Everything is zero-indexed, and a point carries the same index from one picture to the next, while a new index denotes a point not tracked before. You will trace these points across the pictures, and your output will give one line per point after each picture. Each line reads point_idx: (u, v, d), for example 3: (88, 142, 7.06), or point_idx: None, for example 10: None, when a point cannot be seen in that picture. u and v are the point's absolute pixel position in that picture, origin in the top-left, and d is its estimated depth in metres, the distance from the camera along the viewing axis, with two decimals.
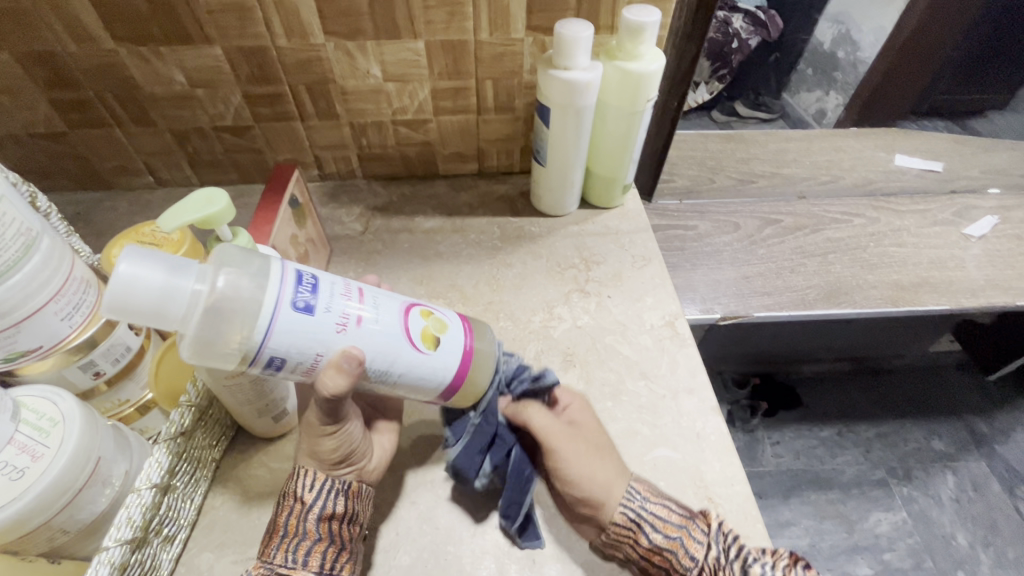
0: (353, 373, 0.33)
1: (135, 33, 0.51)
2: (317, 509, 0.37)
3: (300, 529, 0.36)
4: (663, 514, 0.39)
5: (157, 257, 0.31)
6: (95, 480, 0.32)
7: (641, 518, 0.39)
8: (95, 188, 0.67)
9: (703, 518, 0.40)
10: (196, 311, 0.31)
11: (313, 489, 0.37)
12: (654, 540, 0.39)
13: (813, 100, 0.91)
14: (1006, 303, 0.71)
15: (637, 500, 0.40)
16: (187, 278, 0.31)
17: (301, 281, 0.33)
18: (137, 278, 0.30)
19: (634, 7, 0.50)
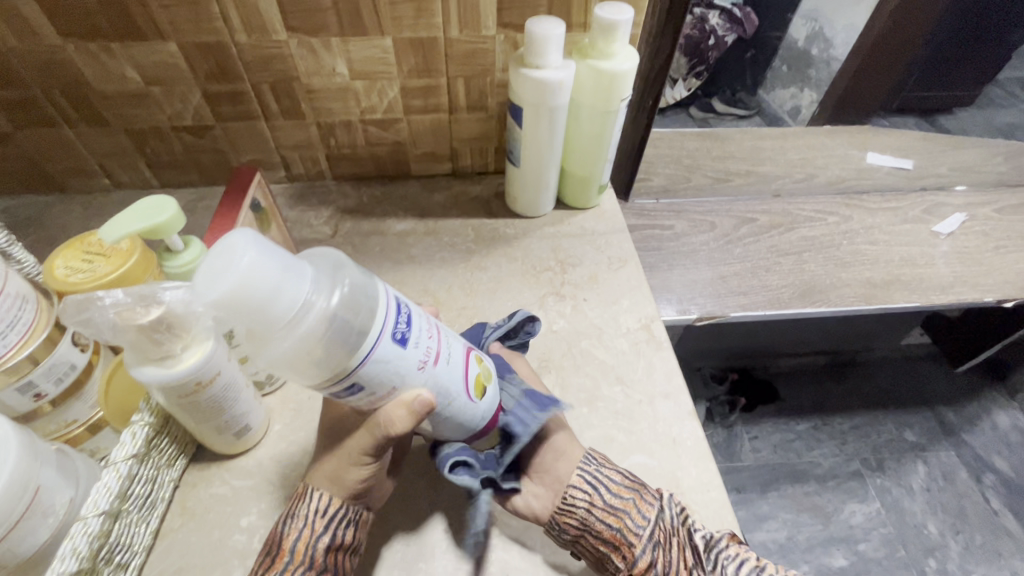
0: (421, 414, 0.31)
1: (83, 27, 0.48)
2: (327, 540, 0.35)
3: (306, 557, 0.34)
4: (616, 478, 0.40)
5: (273, 252, 0.27)
6: (34, 509, 0.30)
7: (597, 479, 0.40)
8: (46, 191, 0.63)
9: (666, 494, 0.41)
10: (302, 324, 0.27)
11: (325, 516, 0.36)
12: (615, 488, 0.39)
13: (788, 96, 0.87)
14: (974, 299, 0.72)
15: (595, 465, 0.40)
16: (303, 284, 0.27)
17: (400, 315, 0.30)
18: (256, 275, 0.26)
19: (607, 4, 0.49)
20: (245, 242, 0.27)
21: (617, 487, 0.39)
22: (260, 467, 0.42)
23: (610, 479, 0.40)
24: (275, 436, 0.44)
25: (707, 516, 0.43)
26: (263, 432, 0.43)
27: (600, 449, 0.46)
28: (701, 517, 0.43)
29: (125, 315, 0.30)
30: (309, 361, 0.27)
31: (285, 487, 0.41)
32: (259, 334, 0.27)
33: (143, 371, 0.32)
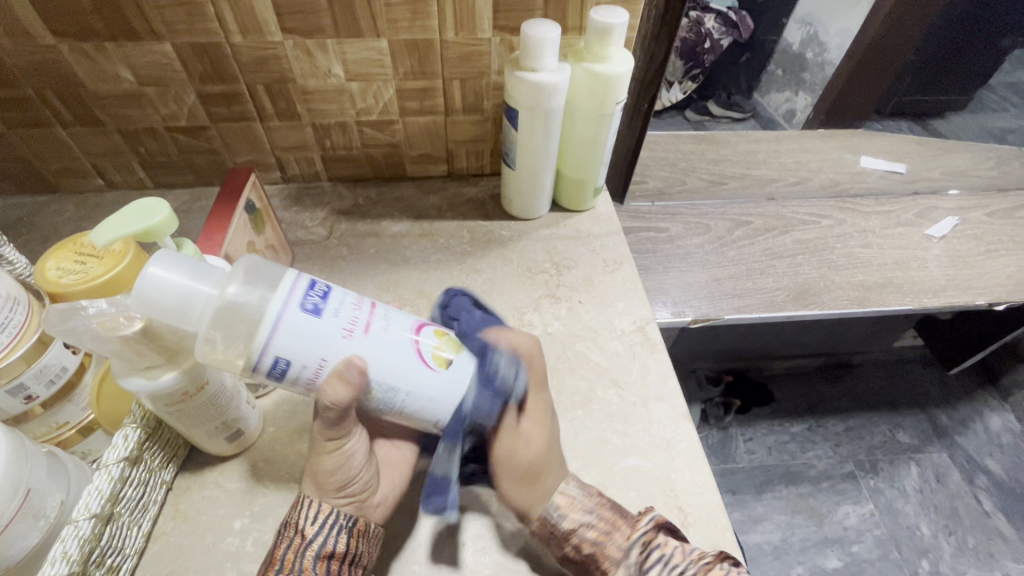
0: (354, 382, 0.33)
1: (77, 27, 0.48)
2: (316, 546, 0.35)
3: (296, 566, 0.34)
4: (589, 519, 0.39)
5: (182, 261, 0.32)
6: (26, 512, 0.30)
7: (574, 503, 0.39)
8: (40, 191, 0.63)
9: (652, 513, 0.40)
10: (211, 312, 0.31)
11: (315, 523, 0.36)
12: (589, 518, 0.39)
13: (783, 100, 0.86)
14: (966, 301, 0.73)
15: (574, 492, 0.40)
16: (207, 282, 0.31)
17: (315, 291, 0.32)
18: (161, 281, 0.30)
19: (601, 8, 0.49)
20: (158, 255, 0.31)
21: (591, 526, 0.39)
22: (253, 470, 0.42)
23: (582, 505, 0.39)
24: (269, 439, 0.44)
25: (700, 518, 0.43)
26: (256, 435, 0.43)
27: (594, 452, 0.46)
28: (694, 519, 0.43)
29: (107, 324, 0.30)
30: (233, 341, 0.31)
31: (278, 490, 0.41)
32: (194, 334, 0.31)
33: (130, 380, 0.32)
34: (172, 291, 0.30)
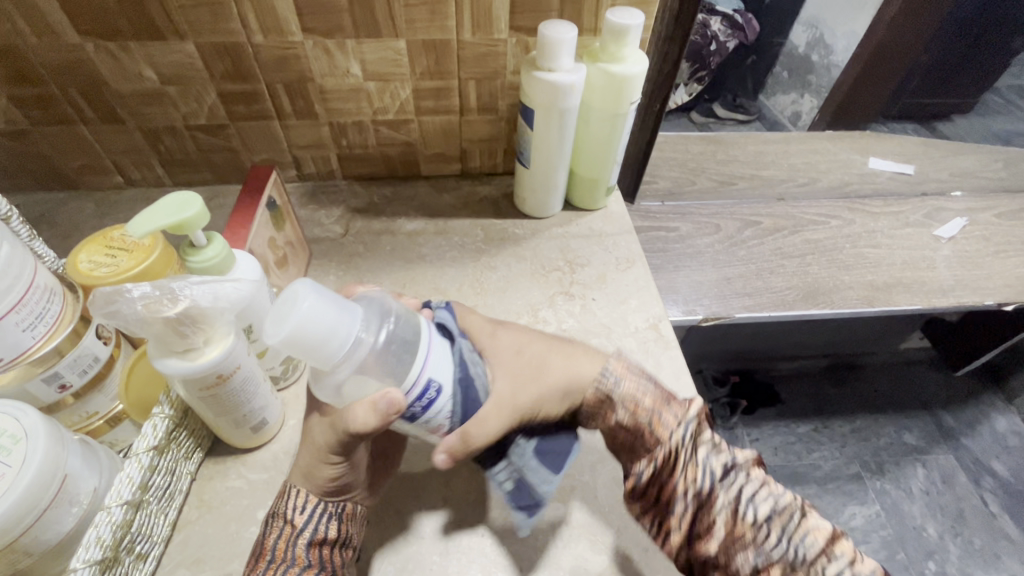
0: (386, 414, 0.32)
1: (102, 27, 0.49)
2: (307, 535, 0.36)
3: (288, 554, 0.35)
4: (642, 393, 0.40)
5: (327, 296, 0.31)
6: (61, 498, 0.30)
7: (628, 386, 0.40)
8: (61, 188, 0.64)
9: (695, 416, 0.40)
10: (350, 353, 0.31)
11: (303, 512, 0.37)
12: (645, 393, 0.40)
13: (789, 102, 0.84)
14: (975, 302, 0.73)
15: (617, 380, 0.40)
16: (351, 323, 0.31)
17: (426, 390, 0.33)
18: (311, 321, 0.30)
19: (617, 10, 0.50)
20: (305, 289, 0.31)
21: (647, 394, 0.40)
22: (275, 460, 0.43)
23: (630, 395, 0.39)
24: (291, 431, 0.44)
25: None
26: (278, 427, 0.44)
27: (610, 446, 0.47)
28: None
29: (151, 306, 0.30)
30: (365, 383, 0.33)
31: None
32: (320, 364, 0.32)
33: (166, 362, 0.32)
34: (320, 333, 0.30)
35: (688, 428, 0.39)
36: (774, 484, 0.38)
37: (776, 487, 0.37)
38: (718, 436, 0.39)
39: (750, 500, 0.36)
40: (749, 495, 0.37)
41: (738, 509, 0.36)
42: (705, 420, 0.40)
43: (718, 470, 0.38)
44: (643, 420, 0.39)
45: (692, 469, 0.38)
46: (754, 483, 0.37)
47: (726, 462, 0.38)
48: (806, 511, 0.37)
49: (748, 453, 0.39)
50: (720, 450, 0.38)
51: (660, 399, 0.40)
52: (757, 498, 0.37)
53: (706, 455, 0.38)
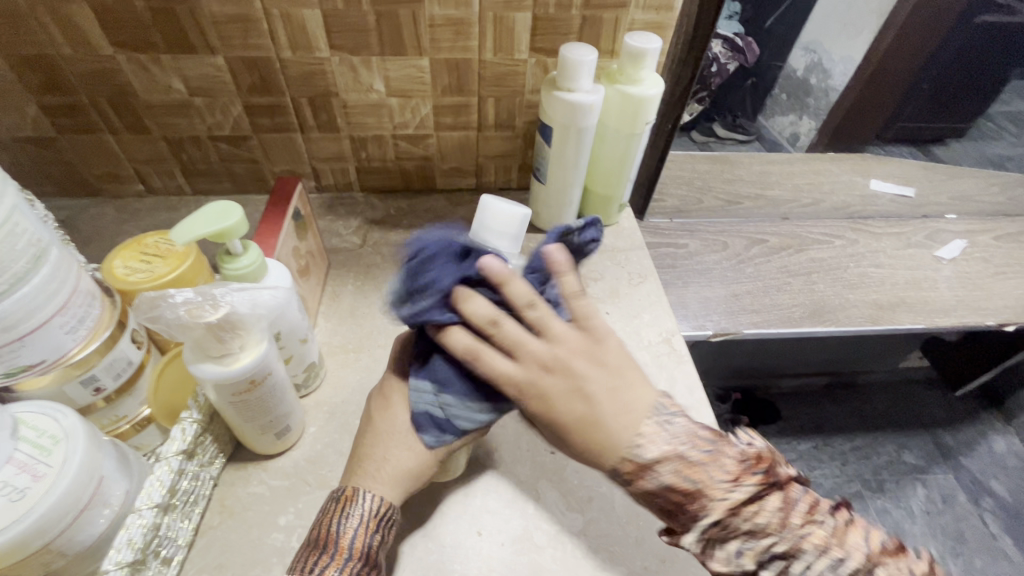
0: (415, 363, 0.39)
1: (134, 39, 0.50)
2: (376, 536, 0.37)
3: (362, 552, 0.35)
4: (690, 463, 0.36)
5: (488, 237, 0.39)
6: (97, 500, 0.31)
7: (674, 440, 0.36)
8: (81, 195, 0.65)
9: (740, 478, 0.36)
10: None
11: (375, 512, 0.37)
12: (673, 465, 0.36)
13: (788, 124, 0.86)
14: (975, 322, 0.75)
15: (669, 420, 0.37)
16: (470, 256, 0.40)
17: None
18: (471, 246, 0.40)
19: (635, 35, 0.52)
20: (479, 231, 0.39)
21: (695, 455, 0.36)
22: (297, 468, 0.44)
23: (661, 445, 0.36)
24: (311, 439, 0.45)
25: None
26: (299, 434, 0.44)
27: None
28: None
29: (194, 312, 0.31)
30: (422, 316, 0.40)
31: (320, 487, 0.42)
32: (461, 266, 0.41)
33: (202, 366, 0.33)
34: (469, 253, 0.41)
35: (735, 500, 0.35)
36: (844, 544, 0.35)
37: (842, 548, 0.35)
38: (783, 498, 0.36)
39: (808, 573, 0.34)
40: (807, 563, 0.35)
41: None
42: (772, 487, 0.36)
43: (774, 539, 0.35)
44: (677, 487, 0.36)
45: (745, 538, 0.35)
46: (813, 553, 0.35)
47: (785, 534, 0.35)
48: (873, 559, 0.35)
49: (806, 492, 0.37)
50: (775, 521, 0.35)
51: (708, 468, 0.35)
52: (817, 568, 0.35)
53: (748, 544, 0.35)
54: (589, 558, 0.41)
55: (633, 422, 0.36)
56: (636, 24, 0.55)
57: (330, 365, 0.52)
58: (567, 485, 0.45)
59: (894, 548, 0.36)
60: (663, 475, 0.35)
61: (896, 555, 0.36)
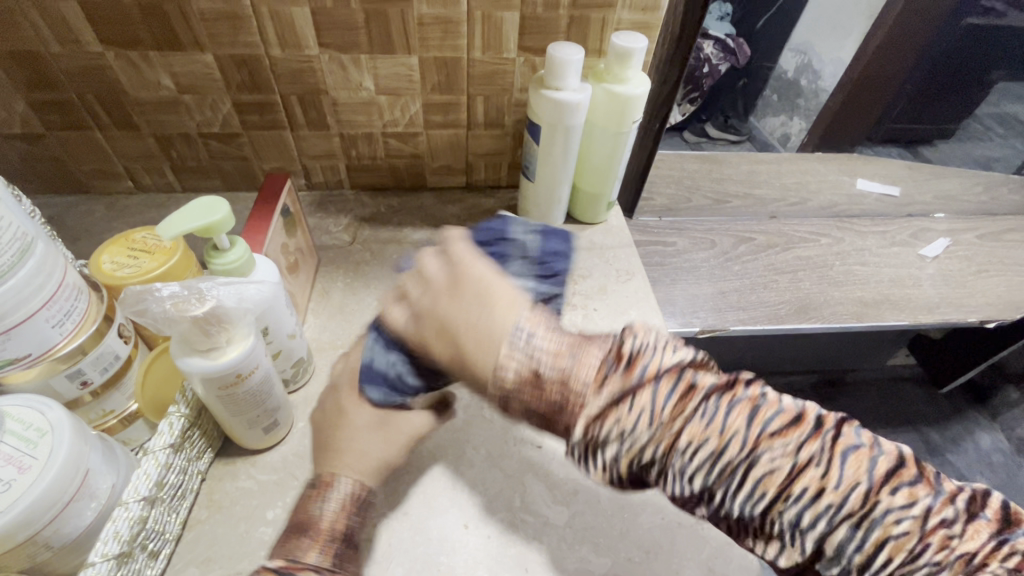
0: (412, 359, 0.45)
1: (123, 36, 0.50)
2: (355, 518, 0.38)
3: (343, 533, 0.37)
4: (548, 348, 0.33)
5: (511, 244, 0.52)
6: (83, 492, 0.31)
7: (530, 349, 0.33)
8: (70, 192, 0.64)
9: (604, 383, 0.31)
10: None
11: (354, 496, 0.38)
12: (528, 361, 0.33)
13: (778, 124, 0.87)
14: (958, 319, 0.76)
15: (527, 337, 0.33)
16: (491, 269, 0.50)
17: None
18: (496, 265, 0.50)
19: (622, 34, 0.52)
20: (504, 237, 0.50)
21: (552, 346, 0.33)
22: (285, 462, 0.44)
23: (516, 363, 0.33)
24: (299, 433, 0.46)
25: None
26: (288, 429, 0.45)
27: None
28: (710, 517, 0.44)
29: (179, 305, 0.32)
30: None
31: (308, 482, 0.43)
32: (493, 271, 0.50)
33: (189, 360, 0.33)
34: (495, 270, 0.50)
35: (598, 408, 0.31)
36: (724, 430, 0.29)
37: (743, 425, 0.29)
38: (643, 395, 0.30)
39: (687, 471, 0.29)
40: (687, 452, 0.29)
41: (677, 470, 0.29)
42: (631, 384, 0.31)
43: (645, 423, 0.30)
44: (539, 394, 0.33)
45: (616, 428, 0.30)
46: (699, 433, 0.29)
47: (653, 420, 0.30)
48: (760, 444, 0.28)
49: (678, 378, 0.30)
50: (640, 421, 0.30)
51: (561, 357, 0.33)
52: (699, 455, 0.29)
53: (620, 450, 0.30)
54: (573, 550, 0.41)
55: (492, 345, 0.34)
56: (623, 24, 0.55)
57: (319, 361, 0.52)
58: (553, 479, 0.45)
59: (791, 425, 0.29)
60: (508, 379, 0.33)
61: (790, 434, 0.28)
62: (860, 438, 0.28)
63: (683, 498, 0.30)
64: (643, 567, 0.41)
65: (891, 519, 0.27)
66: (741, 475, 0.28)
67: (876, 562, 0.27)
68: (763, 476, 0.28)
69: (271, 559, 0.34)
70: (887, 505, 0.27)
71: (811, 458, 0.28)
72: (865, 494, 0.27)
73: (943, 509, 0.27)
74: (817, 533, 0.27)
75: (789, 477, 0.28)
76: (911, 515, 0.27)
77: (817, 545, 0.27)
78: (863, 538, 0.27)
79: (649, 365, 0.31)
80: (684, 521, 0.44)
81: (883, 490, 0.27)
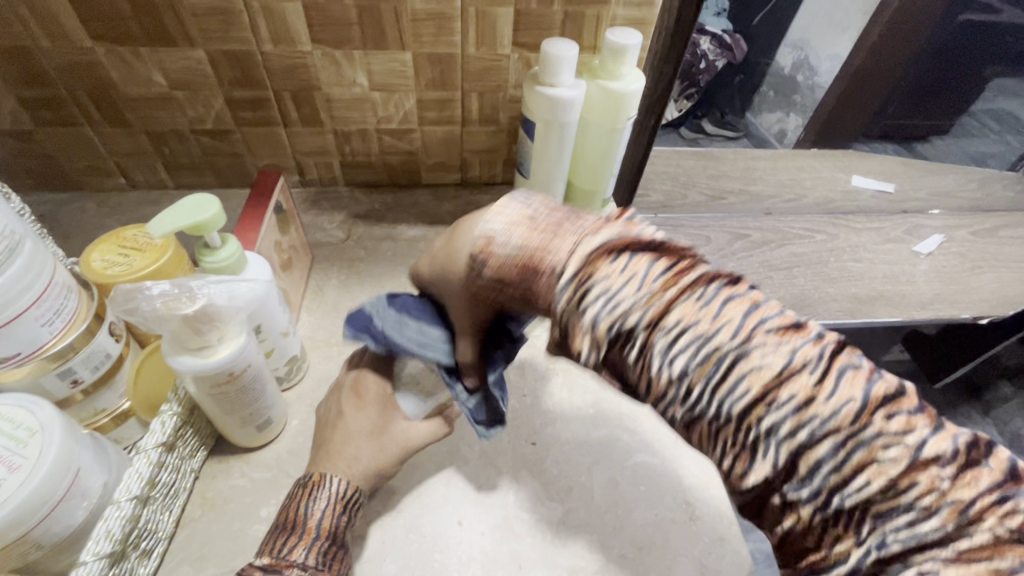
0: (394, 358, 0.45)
1: (114, 32, 0.50)
2: (343, 519, 0.37)
3: (331, 532, 0.36)
4: (534, 220, 0.30)
5: None
6: (74, 492, 0.31)
7: (513, 215, 0.30)
8: (62, 188, 0.64)
9: (600, 230, 0.29)
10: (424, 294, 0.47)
11: (344, 496, 0.38)
12: (514, 247, 0.30)
13: (775, 121, 0.89)
14: (950, 315, 0.76)
15: (515, 202, 0.31)
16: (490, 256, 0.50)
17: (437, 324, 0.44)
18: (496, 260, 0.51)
19: (617, 30, 0.52)
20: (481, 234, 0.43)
21: (533, 224, 0.30)
22: (278, 460, 0.44)
23: (509, 221, 0.30)
24: (293, 432, 0.45)
25: (708, 512, 0.44)
26: (281, 427, 0.45)
27: (606, 448, 0.47)
28: (703, 513, 0.44)
29: (170, 304, 0.31)
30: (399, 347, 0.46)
31: None
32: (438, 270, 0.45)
33: (180, 359, 0.33)
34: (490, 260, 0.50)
35: (580, 260, 0.27)
36: (719, 314, 0.25)
37: (754, 309, 0.25)
38: (633, 262, 0.27)
39: (670, 351, 0.25)
40: (664, 344, 0.25)
41: (652, 354, 0.25)
42: (621, 243, 0.28)
43: (623, 287, 0.26)
44: (509, 276, 0.30)
45: (588, 295, 0.27)
46: (694, 306, 0.25)
47: (635, 295, 0.26)
48: (754, 336, 0.24)
49: (677, 260, 0.27)
50: (626, 285, 0.26)
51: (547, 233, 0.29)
52: (681, 340, 0.25)
53: (600, 312, 0.26)
54: (567, 547, 0.42)
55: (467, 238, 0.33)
56: (618, 20, 0.55)
57: (313, 359, 0.52)
58: (547, 476, 0.45)
59: (791, 329, 0.24)
60: (485, 267, 0.31)
61: (789, 335, 0.24)
62: (861, 362, 0.24)
63: (655, 386, 0.26)
64: (636, 563, 0.41)
65: (888, 450, 0.22)
66: (723, 366, 0.24)
67: (852, 484, 0.22)
68: (749, 370, 0.24)
69: (258, 557, 0.34)
70: (882, 429, 0.22)
71: (806, 362, 0.23)
72: (858, 412, 0.22)
73: (947, 449, 0.22)
74: (794, 441, 0.23)
75: (775, 378, 0.23)
76: (905, 443, 0.22)
77: (791, 463, 0.23)
78: (845, 461, 0.22)
79: (644, 235, 0.28)
80: (677, 518, 0.44)
81: (876, 413, 0.22)
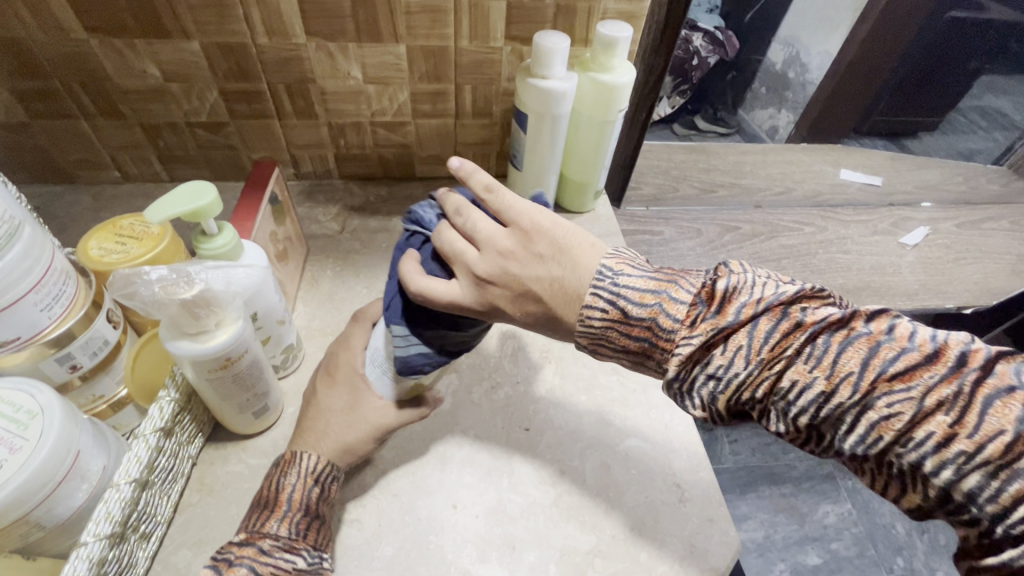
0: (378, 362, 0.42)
1: (108, 23, 0.50)
2: (317, 491, 0.38)
3: (304, 504, 0.37)
4: (640, 283, 0.34)
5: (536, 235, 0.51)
6: (73, 474, 0.31)
7: (618, 294, 0.34)
8: (56, 181, 0.64)
9: (697, 324, 0.32)
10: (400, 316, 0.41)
11: (317, 470, 0.39)
12: (611, 304, 0.34)
13: (767, 116, 0.89)
14: (936, 305, 0.78)
15: (612, 276, 0.34)
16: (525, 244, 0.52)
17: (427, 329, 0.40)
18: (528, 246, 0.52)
19: (608, 22, 0.53)
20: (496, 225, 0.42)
21: (645, 280, 0.34)
22: (275, 446, 0.44)
23: (604, 297, 0.34)
24: (289, 418, 0.46)
25: (697, 494, 0.45)
26: (278, 414, 0.45)
27: (598, 433, 0.48)
28: (692, 495, 0.45)
29: (168, 289, 0.32)
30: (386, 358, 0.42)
31: None
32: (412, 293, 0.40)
33: (178, 343, 0.33)
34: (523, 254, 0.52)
35: (689, 352, 0.31)
36: (834, 370, 0.29)
37: (855, 358, 0.29)
38: (743, 333, 0.31)
39: (792, 413, 0.30)
40: (794, 400, 0.29)
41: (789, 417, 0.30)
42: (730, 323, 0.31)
43: (743, 361, 0.30)
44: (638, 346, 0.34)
45: (716, 365, 0.31)
46: (809, 369, 0.29)
47: (756, 363, 0.30)
48: (877, 389, 0.28)
49: (784, 315, 0.30)
50: (736, 359, 0.30)
51: (657, 296, 0.33)
52: (804, 401, 0.29)
53: (716, 388, 0.31)
54: (559, 529, 0.42)
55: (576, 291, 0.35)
56: (609, 14, 0.56)
57: (309, 348, 0.53)
58: (540, 460, 0.46)
59: (920, 365, 0.28)
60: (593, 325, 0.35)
61: (913, 378, 0.27)
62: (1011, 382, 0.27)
63: (791, 434, 0.31)
64: (627, 544, 0.42)
65: None
66: (854, 416, 0.28)
67: (1016, 511, 0.25)
68: (880, 422, 0.28)
69: (238, 533, 0.36)
70: None
71: (939, 404, 0.27)
72: (998, 436, 0.26)
73: None
74: (942, 480, 0.27)
75: (909, 423, 0.27)
76: None
77: (944, 492, 0.27)
78: (999, 488, 0.26)
79: (746, 303, 0.31)
80: (667, 500, 0.45)
81: None
